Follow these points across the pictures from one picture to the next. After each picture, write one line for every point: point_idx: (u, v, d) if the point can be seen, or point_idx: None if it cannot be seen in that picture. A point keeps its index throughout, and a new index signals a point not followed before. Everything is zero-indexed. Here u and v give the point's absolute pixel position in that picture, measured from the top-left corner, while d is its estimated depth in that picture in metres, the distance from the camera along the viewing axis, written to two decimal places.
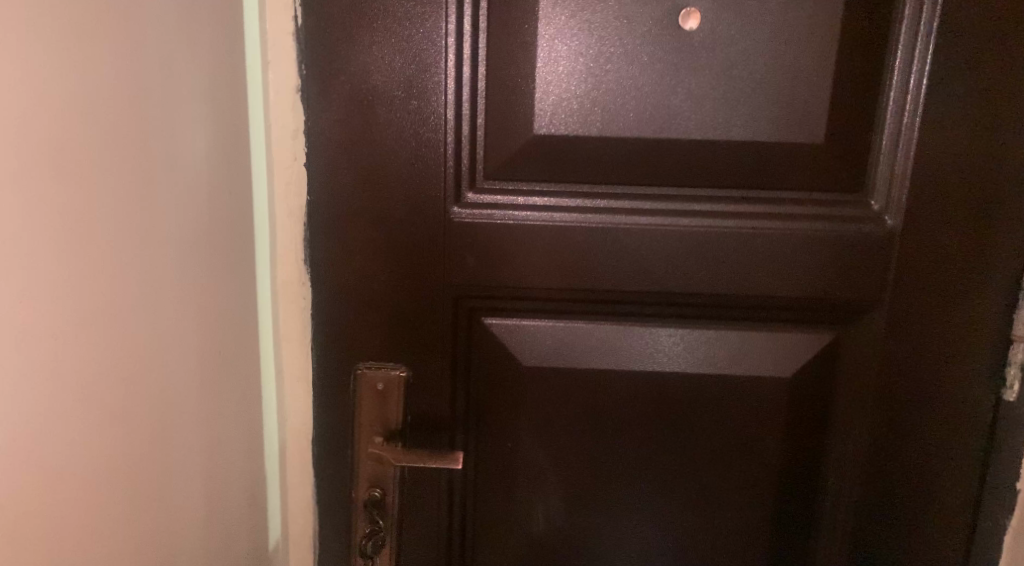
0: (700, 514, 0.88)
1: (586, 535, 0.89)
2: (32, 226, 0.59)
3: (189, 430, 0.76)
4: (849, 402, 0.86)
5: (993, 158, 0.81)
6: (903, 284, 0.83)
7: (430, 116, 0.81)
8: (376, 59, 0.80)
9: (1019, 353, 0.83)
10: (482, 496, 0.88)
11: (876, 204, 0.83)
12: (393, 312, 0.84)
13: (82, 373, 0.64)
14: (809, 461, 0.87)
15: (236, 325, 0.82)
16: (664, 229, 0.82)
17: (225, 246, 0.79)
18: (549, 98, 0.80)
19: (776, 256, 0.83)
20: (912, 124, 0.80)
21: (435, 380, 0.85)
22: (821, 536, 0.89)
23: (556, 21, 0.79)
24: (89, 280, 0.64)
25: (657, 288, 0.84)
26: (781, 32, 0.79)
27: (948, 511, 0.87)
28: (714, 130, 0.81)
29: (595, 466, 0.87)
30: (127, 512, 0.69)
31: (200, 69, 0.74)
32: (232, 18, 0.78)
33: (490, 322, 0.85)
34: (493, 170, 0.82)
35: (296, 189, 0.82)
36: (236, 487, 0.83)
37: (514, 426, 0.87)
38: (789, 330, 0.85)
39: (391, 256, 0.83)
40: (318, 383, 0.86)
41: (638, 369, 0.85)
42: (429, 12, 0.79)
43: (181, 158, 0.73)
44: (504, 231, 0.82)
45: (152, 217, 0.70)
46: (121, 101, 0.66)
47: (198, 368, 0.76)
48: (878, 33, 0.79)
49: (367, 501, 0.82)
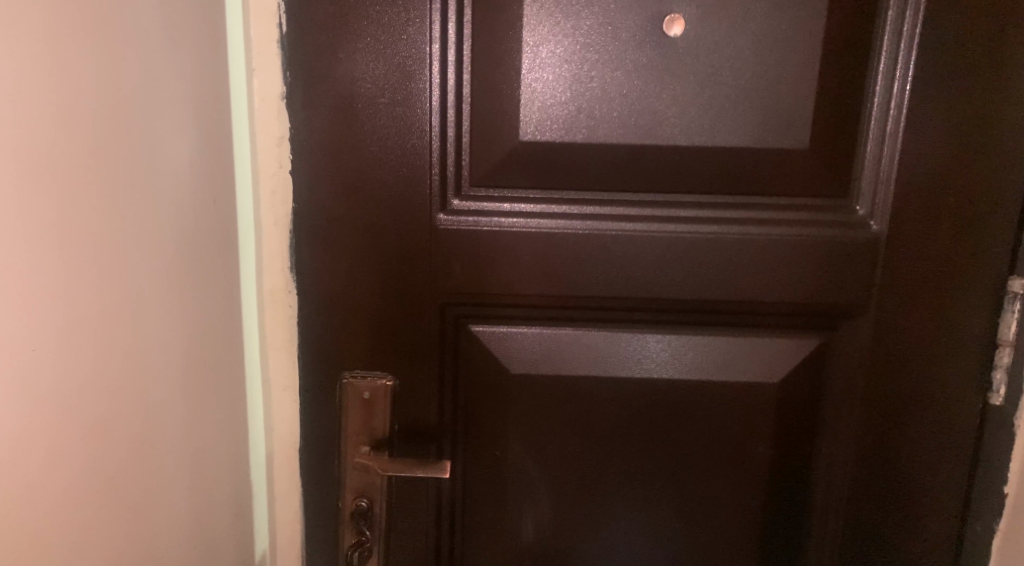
0: (692, 521, 0.87)
1: (576, 544, 0.88)
2: (22, 228, 0.59)
3: (176, 433, 0.75)
4: (836, 405, 0.85)
5: (978, 163, 0.80)
6: (891, 288, 0.83)
7: (415, 121, 0.80)
8: (359, 67, 0.79)
9: (1004, 357, 0.83)
10: (471, 505, 0.87)
11: (860, 209, 0.82)
12: (379, 319, 0.84)
13: (64, 385, 0.63)
14: (799, 471, 0.87)
15: (222, 331, 0.81)
16: (650, 236, 0.82)
17: (210, 249, 0.78)
18: (534, 105, 0.80)
19: (765, 260, 0.82)
20: (897, 129, 0.80)
21: (422, 387, 0.85)
22: (811, 540, 0.88)
23: (540, 27, 0.79)
24: (76, 283, 0.64)
25: (645, 295, 0.83)
26: (766, 38, 0.78)
27: (938, 517, 0.87)
28: (701, 136, 0.80)
29: (583, 475, 0.86)
30: (111, 515, 0.68)
31: (184, 75, 0.74)
32: (215, 23, 0.77)
33: (477, 330, 0.84)
34: (479, 176, 0.81)
35: (281, 196, 0.82)
36: (222, 494, 0.82)
37: (502, 433, 0.86)
38: (778, 336, 0.84)
39: (378, 263, 0.82)
40: (304, 391, 0.86)
41: (626, 376, 0.85)
42: (414, 17, 0.78)
43: (166, 160, 0.72)
44: (491, 239, 0.82)
45: (137, 222, 0.69)
46: (104, 105, 0.66)
47: (181, 373, 0.76)
48: (861, 40, 0.79)
49: (355, 511, 0.83)
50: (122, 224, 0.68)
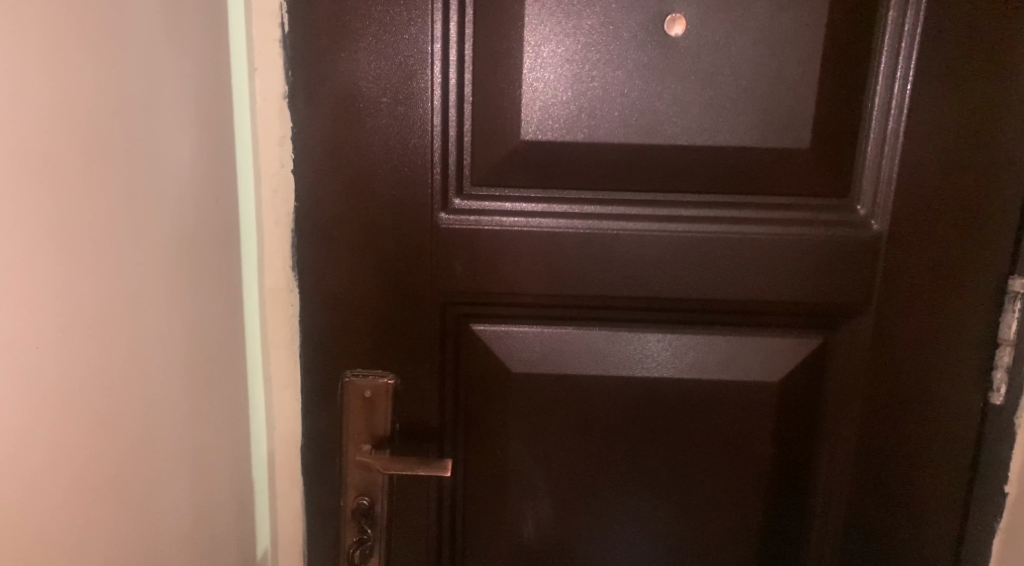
0: (692, 520, 0.88)
1: (576, 543, 0.88)
2: (22, 227, 0.59)
3: (177, 432, 0.75)
4: (837, 405, 0.86)
5: (979, 163, 0.80)
6: (892, 287, 0.83)
7: (416, 121, 0.80)
8: (360, 66, 0.79)
9: (1004, 357, 0.83)
10: (471, 504, 0.88)
11: (861, 209, 0.82)
12: (380, 318, 0.84)
13: (64, 384, 0.63)
14: (799, 470, 0.87)
15: (223, 330, 0.81)
16: (650, 235, 0.82)
17: (211, 248, 0.79)
18: (535, 105, 0.80)
19: (765, 260, 0.82)
20: (898, 129, 0.80)
21: (422, 387, 0.85)
22: (811, 539, 0.88)
23: (541, 27, 0.79)
24: (77, 281, 0.64)
25: (646, 295, 0.83)
26: (767, 38, 0.78)
27: (939, 516, 0.87)
28: (702, 136, 0.80)
29: (584, 475, 0.87)
30: (112, 513, 0.68)
31: (185, 74, 0.74)
32: (217, 23, 0.77)
33: (478, 329, 0.85)
34: (480, 176, 0.82)
35: (283, 196, 0.82)
36: (223, 492, 0.83)
37: (502, 433, 0.86)
38: (779, 336, 0.84)
39: (379, 262, 0.83)
40: (305, 389, 0.86)
41: (627, 375, 0.85)
42: (415, 17, 0.78)
43: (167, 160, 0.72)
44: (492, 238, 0.82)
45: (138, 221, 0.69)
46: (105, 105, 0.66)
47: (182, 371, 0.76)
48: (862, 40, 0.79)
49: (355, 510, 0.82)
50: (123, 223, 0.68)
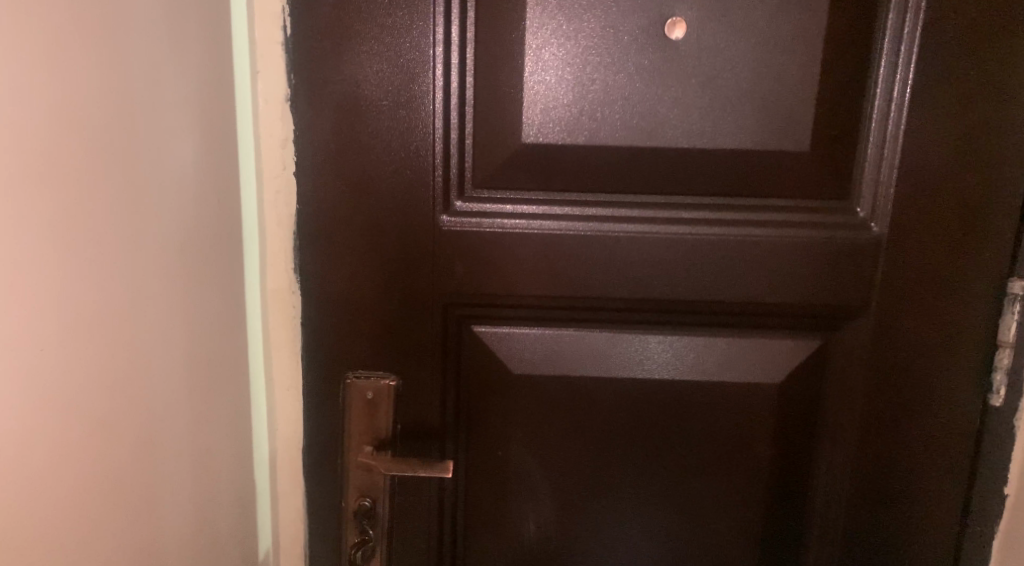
0: (692, 521, 0.88)
1: (577, 543, 0.88)
2: (24, 229, 0.60)
3: (178, 432, 0.75)
4: (837, 406, 0.86)
5: (977, 165, 0.81)
6: (891, 289, 0.83)
7: (418, 123, 0.81)
8: (362, 69, 0.80)
9: (1004, 359, 0.83)
10: (472, 505, 0.88)
11: (861, 211, 0.82)
12: (381, 319, 0.84)
13: (65, 384, 0.64)
14: (799, 471, 0.87)
15: (225, 331, 0.81)
16: (651, 237, 0.82)
17: (213, 249, 0.79)
18: (536, 107, 0.80)
19: (765, 262, 0.83)
20: (897, 132, 0.80)
21: (424, 388, 0.85)
22: (811, 540, 0.89)
23: (542, 30, 0.79)
24: (78, 282, 0.64)
25: (646, 296, 0.84)
26: (767, 40, 0.79)
27: (938, 516, 0.87)
28: (702, 138, 0.81)
29: (584, 476, 0.87)
30: (113, 513, 0.68)
31: (187, 76, 0.74)
32: (220, 25, 0.78)
33: (479, 330, 0.85)
34: (481, 178, 0.82)
35: (285, 198, 0.82)
36: (225, 493, 0.83)
37: (503, 433, 0.86)
38: (779, 338, 0.85)
39: (380, 264, 0.83)
40: (307, 390, 0.86)
41: (627, 377, 0.85)
42: (417, 20, 0.79)
43: (169, 161, 0.73)
44: (493, 240, 0.82)
45: (139, 222, 0.69)
46: (107, 107, 0.66)
47: (184, 372, 0.76)
48: (861, 42, 0.79)
49: (356, 511, 0.82)
50: (125, 224, 0.68)
